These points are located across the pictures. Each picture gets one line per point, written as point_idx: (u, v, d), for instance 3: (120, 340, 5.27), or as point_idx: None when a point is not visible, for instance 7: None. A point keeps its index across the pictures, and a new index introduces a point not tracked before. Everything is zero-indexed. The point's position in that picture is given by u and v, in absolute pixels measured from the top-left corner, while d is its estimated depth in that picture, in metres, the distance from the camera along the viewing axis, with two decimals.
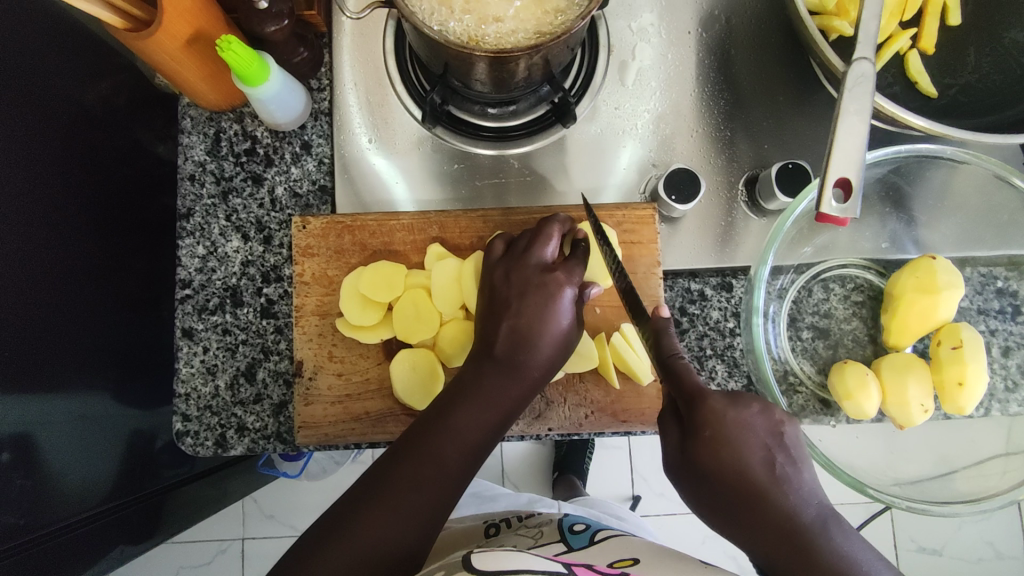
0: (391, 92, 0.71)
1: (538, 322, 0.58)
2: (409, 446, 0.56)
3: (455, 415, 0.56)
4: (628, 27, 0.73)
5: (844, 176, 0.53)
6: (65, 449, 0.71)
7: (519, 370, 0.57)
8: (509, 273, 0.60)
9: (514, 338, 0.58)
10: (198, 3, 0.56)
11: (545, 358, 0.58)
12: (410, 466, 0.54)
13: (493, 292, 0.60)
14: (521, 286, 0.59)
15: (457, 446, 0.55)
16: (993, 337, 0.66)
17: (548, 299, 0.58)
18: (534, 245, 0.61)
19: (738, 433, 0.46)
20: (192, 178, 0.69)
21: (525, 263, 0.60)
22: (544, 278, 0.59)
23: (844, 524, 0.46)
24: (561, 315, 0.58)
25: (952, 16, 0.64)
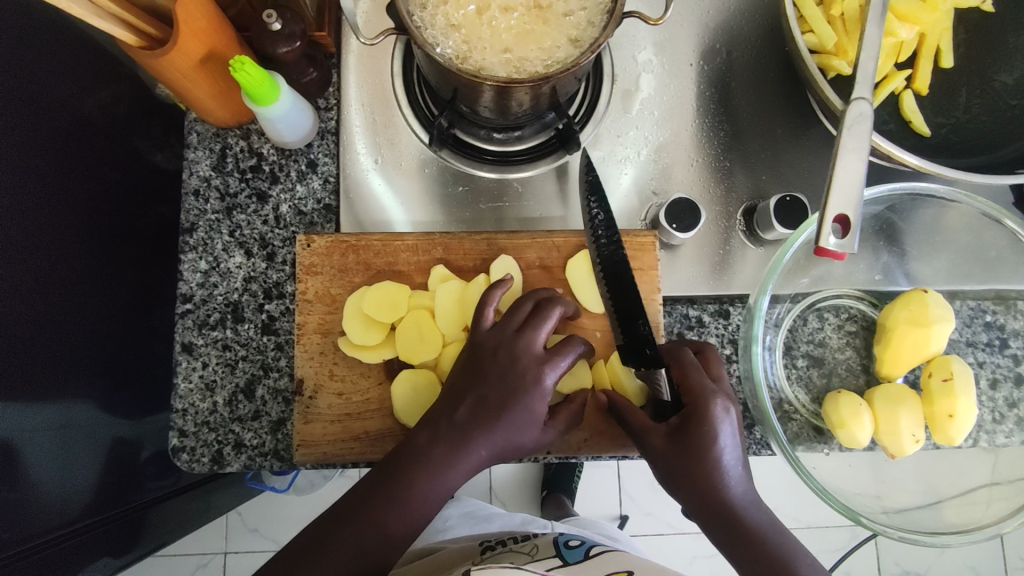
0: (398, 114, 0.72)
1: (509, 401, 0.56)
2: (377, 486, 0.55)
3: (417, 465, 0.55)
4: (631, 58, 0.74)
5: (842, 213, 0.54)
6: (47, 462, 0.70)
7: (475, 439, 0.55)
8: (498, 350, 0.59)
9: (481, 407, 0.57)
10: (213, 24, 0.57)
11: (519, 435, 0.57)
12: (374, 510, 0.54)
13: (473, 361, 0.59)
14: (505, 366, 0.58)
15: (425, 494, 0.55)
16: (981, 369, 0.68)
17: (520, 389, 0.57)
18: (529, 326, 0.59)
19: (705, 450, 0.54)
20: (197, 194, 0.69)
21: (517, 345, 0.58)
22: (529, 365, 0.58)
23: (784, 534, 0.54)
24: (532, 402, 0.57)
25: (945, 58, 0.66)
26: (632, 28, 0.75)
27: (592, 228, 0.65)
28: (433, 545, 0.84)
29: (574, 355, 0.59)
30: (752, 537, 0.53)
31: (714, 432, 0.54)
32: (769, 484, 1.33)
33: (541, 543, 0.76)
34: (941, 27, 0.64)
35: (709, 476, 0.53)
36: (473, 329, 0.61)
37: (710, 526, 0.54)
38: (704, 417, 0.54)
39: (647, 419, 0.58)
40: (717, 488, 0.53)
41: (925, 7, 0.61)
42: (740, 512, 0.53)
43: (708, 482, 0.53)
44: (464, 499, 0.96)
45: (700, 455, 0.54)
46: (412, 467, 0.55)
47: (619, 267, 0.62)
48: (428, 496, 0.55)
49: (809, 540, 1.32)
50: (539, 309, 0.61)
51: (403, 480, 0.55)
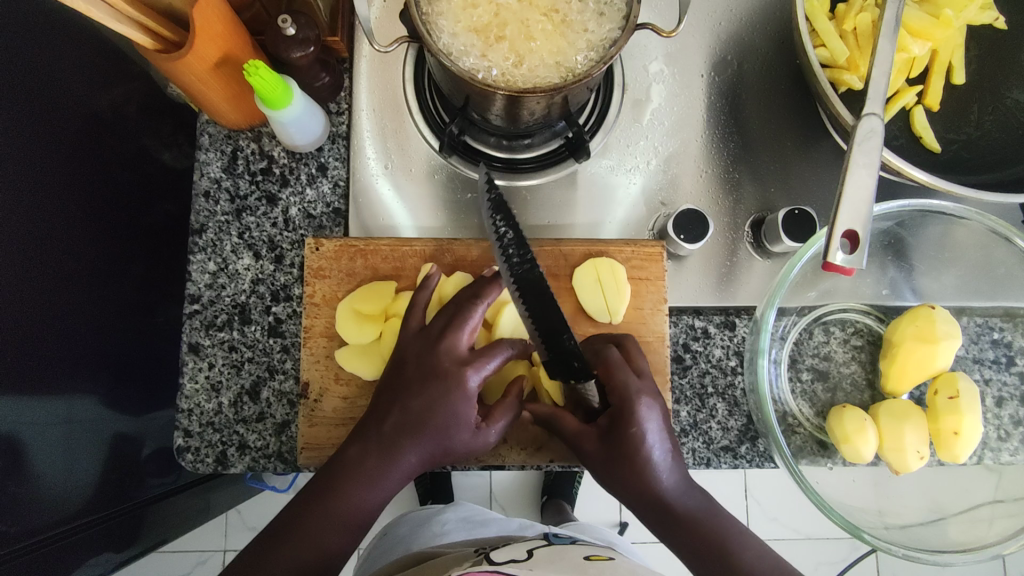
0: (409, 120, 0.72)
1: (428, 414, 0.57)
2: (323, 483, 0.57)
3: (349, 470, 0.57)
4: (641, 67, 0.74)
5: (851, 229, 0.54)
6: (50, 458, 0.70)
7: (406, 447, 0.58)
8: (419, 357, 0.59)
9: (404, 421, 0.58)
10: (229, 28, 0.57)
11: (440, 446, 0.58)
12: (321, 505, 0.56)
13: (398, 372, 0.60)
14: (424, 375, 0.58)
15: (360, 499, 0.57)
16: (987, 386, 0.68)
17: (442, 397, 0.58)
18: (450, 330, 0.59)
19: (636, 447, 0.56)
20: (207, 195, 0.69)
21: (436, 352, 0.59)
22: (449, 370, 0.58)
23: (719, 516, 0.57)
24: (453, 414, 0.58)
25: (957, 74, 0.66)
26: (644, 38, 0.75)
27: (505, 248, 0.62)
28: (431, 549, 0.83)
29: (501, 357, 0.60)
30: (688, 521, 0.56)
31: (643, 429, 0.57)
32: (770, 494, 1.33)
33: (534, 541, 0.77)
34: (954, 43, 0.64)
35: (638, 472, 0.56)
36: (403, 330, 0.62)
37: (649, 516, 0.57)
38: (628, 419, 0.57)
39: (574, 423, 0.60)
40: (648, 484, 0.56)
41: (939, 23, 0.61)
42: (671, 501, 0.56)
43: (643, 480, 0.56)
44: (462, 503, 0.96)
45: (631, 450, 0.56)
46: (350, 471, 0.57)
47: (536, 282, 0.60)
48: (368, 500, 0.57)
49: (809, 551, 1.32)
50: (462, 313, 0.60)
51: (340, 482, 0.57)
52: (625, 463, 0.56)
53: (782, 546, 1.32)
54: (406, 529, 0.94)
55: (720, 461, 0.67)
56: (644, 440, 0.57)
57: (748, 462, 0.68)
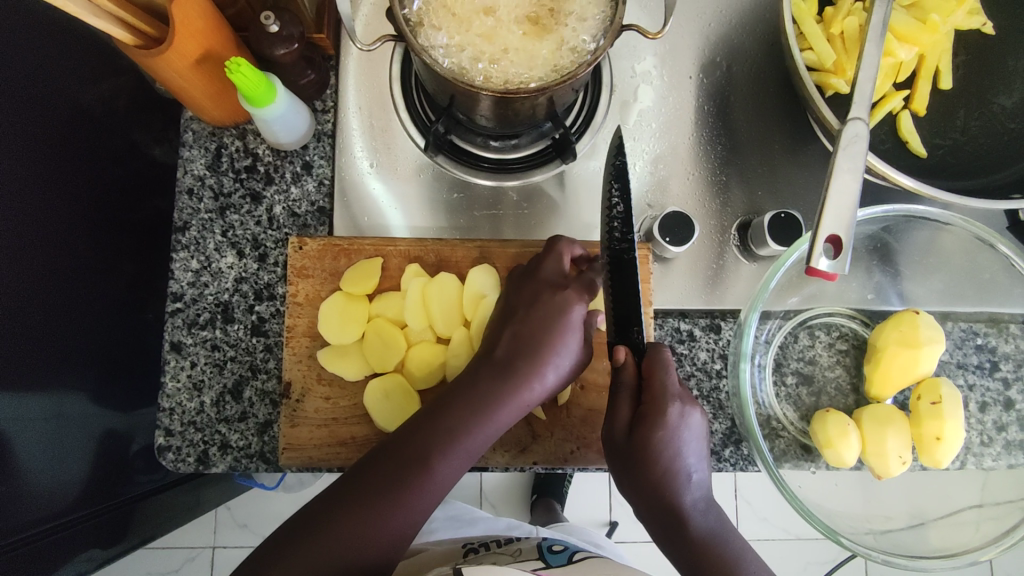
0: (395, 118, 0.72)
1: (541, 332, 0.59)
2: (395, 451, 0.56)
3: (451, 414, 0.57)
4: (629, 69, 0.74)
5: (835, 234, 0.54)
6: (36, 455, 0.70)
7: (519, 374, 0.58)
8: (523, 287, 0.62)
9: (517, 343, 0.59)
10: (210, 24, 0.57)
11: (547, 373, 0.59)
12: (398, 477, 0.54)
13: (507, 306, 0.62)
14: (531, 298, 0.61)
15: (456, 452, 0.56)
16: (971, 391, 0.68)
17: (553, 310, 0.60)
18: (544, 262, 0.62)
19: (650, 436, 0.54)
20: (190, 193, 0.69)
21: (539, 281, 0.62)
22: (554, 293, 0.60)
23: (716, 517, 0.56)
24: (566, 326, 0.59)
25: (943, 80, 0.65)
26: (633, 39, 0.74)
27: (609, 218, 0.60)
28: (419, 545, 0.84)
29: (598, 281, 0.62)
30: (684, 522, 0.54)
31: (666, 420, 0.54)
32: (760, 494, 1.33)
33: (525, 546, 0.77)
34: (942, 48, 0.64)
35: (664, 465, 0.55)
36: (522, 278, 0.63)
37: (651, 516, 0.55)
38: (660, 418, 0.54)
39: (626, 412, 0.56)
40: (667, 484, 0.54)
41: (925, 28, 0.61)
42: (685, 504, 0.55)
43: (659, 470, 0.55)
44: (451, 501, 0.96)
45: (650, 440, 0.54)
46: (438, 430, 0.56)
47: (625, 261, 0.58)
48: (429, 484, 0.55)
49: (797, 552, 1.33)
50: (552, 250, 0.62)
51: (429, 440, 0.56)
52: (643, 457, 0.54)
53: (771, 546, 1.32)
54: None
55: None
56: (670, 440, 0.54)
57: (731, 466, 0.67)
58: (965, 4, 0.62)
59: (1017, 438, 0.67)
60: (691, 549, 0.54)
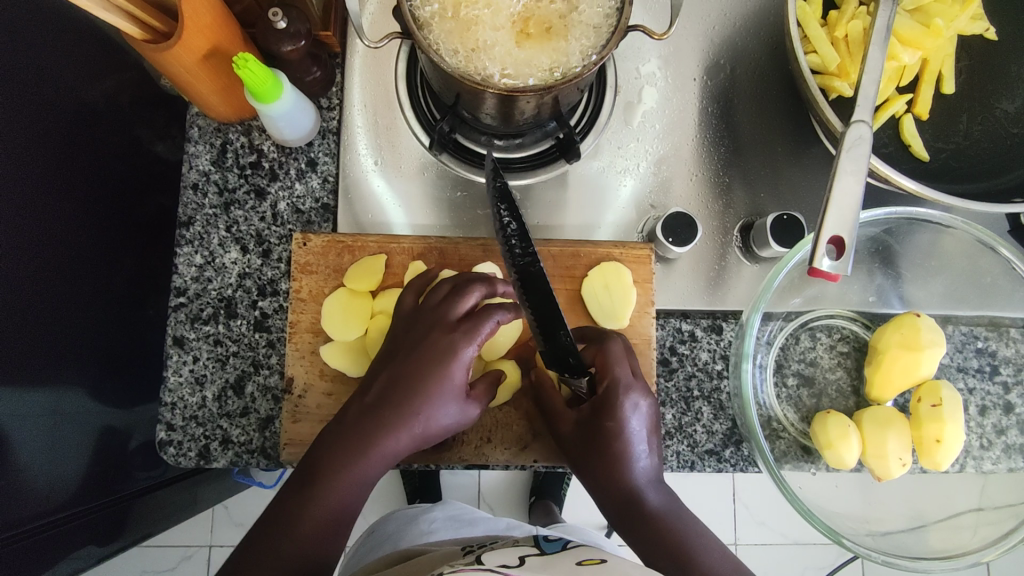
0: (400, 117, 0.72)
1: (428, 376, 0.56)
2: (314, 465, 0.56)
3: (339, 448, 0.56)
4: (634, 70, 0.74)
5: (838, 235, 0.55)
6: (35, 449, 0.70)
7: (389, 419, 0.56)
8: (413, 323, 0.60)
9: (399, 387, 0.57)
10: (218, 20, 0.57)
11: (424, 418, 0.57)
12: (318, 488, 0.55)
13: (393, 344, 0.60)
14: (418, 337, 0.59)
15: (351, 482, 0.56)
16: (971, 395, 0.68)
17: (433, 356, 0.57)
18: (450, 298, 0.60)
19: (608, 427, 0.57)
20: (195, 188, 0.69)
21: (429, 317, 0.59)
22: (439, 331, 0.58)
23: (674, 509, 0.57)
24: (445, 377, 0.56)
25: (947, 84, 0.66)
26: (637, 41, 0.75)
27: (507, 236, 0.60)
28: (420, 547, 0.83)
29: (492, 323, 0.58)
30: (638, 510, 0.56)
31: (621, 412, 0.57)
32: (758, 498, 1.34)
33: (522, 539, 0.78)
34: (944, 53, 0.64)
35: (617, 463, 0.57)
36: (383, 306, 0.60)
37: (610, 504, 0.58)
38: (614, 409, 0.57)
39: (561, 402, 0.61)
40: (623, 476, 0.57)
41: (929, 33, 0.61)
42: (642, 490, 0.57)
43: (614, 471, 0.57)
44: (451, 501, 0.97)
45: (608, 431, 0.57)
46: (343, 451, 0.56)
47: (532, 275, 0.58)
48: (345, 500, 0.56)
49: (796, 556, 1.33)
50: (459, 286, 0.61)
51: (332, 461, 0.55)
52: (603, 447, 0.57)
53: (768, 550, 1.32)
54: (393, 526, 0.94)
55: (703, 464, 0.67)
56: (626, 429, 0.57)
57: (731, 467, 0.68)
58: (969, 9, 0.62)
59: (1017, 441, 0.67)
60: (653, 536, 0.56)
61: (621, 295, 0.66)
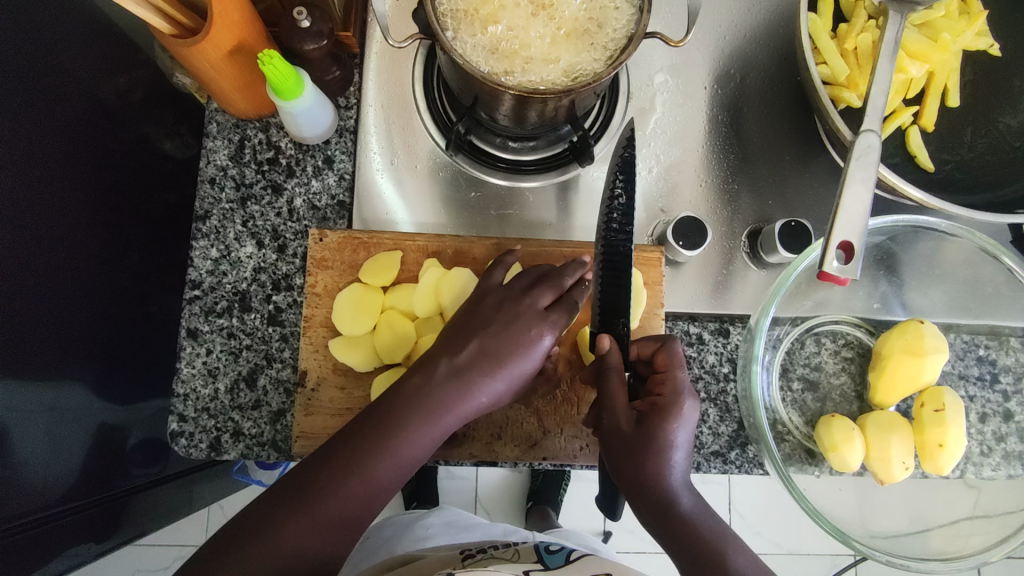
0: (417, 118, 0.73)
1: (507, 352, 0.58)
2: (370, 436, 0.55)
3: (398, 423, 0.55)
4: (646, 77, 0.76)
5: (847, 240, 0.56)
6: (41, 439, 0.70)
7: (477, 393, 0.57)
8: (501, 304, 0.60)
9: (481, 362, 0.57)
10: (245, 17, 0.58)
11: (498, 387, 0.58)
12: (367, 462, 0.54)
13: (473, 314, 0.60)
14: (507, 317, 0.59)
15: (401, 458, 0.55)
16: (972, 403, 0.69)
17: (524, 339, 0.58)
18: (534, 287, 0.61)
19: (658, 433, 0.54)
20: (212, 182, 0.70)
21: (522, 304, 0.60)
22: (527, 314, 0.59)
23: (705, 512, 0.55)
24: (531, 355, 0.59)
25: (952, 97, 0.68)
26: (649, 48, 0.76)
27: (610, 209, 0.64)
28: (416, 552, 0.83)
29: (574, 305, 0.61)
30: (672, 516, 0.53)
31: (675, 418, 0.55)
32: (754, 507, 1.34)
33: (522, 548, 0.78)
34: (950, 67, 0.66)
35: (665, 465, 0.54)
36: (482, 282, 0.64)
37: (644, 506, 0.54)
38: (673, 412, 0.55)
39: (624, 402, 0.56)
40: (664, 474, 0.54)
41: (936, 46, 0.63)
42: (679, 498, 0.54)
43: (659, 466, 0.53)
44: (446, 508, 0.98)
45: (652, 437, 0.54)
46: (407, 424, 0.55)
47: (619, 254, 0.61)
48: (388, 477, 0.55)
49: (789, 565, 1.33)
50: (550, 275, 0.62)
51: (390, 431, 0.55)
52: (643, 452, 0.54)
53: (764, 560, 1.33)
54: (389, 532, 0.94)
55: (709, 465, 0.68)
56: (678, 435, 0.55)
57: (737, 469, 0.68)
58: (975, 25, 0.64)
59: (1016, 449, 0.69)
60: (685, 540, 0.53)
61: (631, 295, 0.67)
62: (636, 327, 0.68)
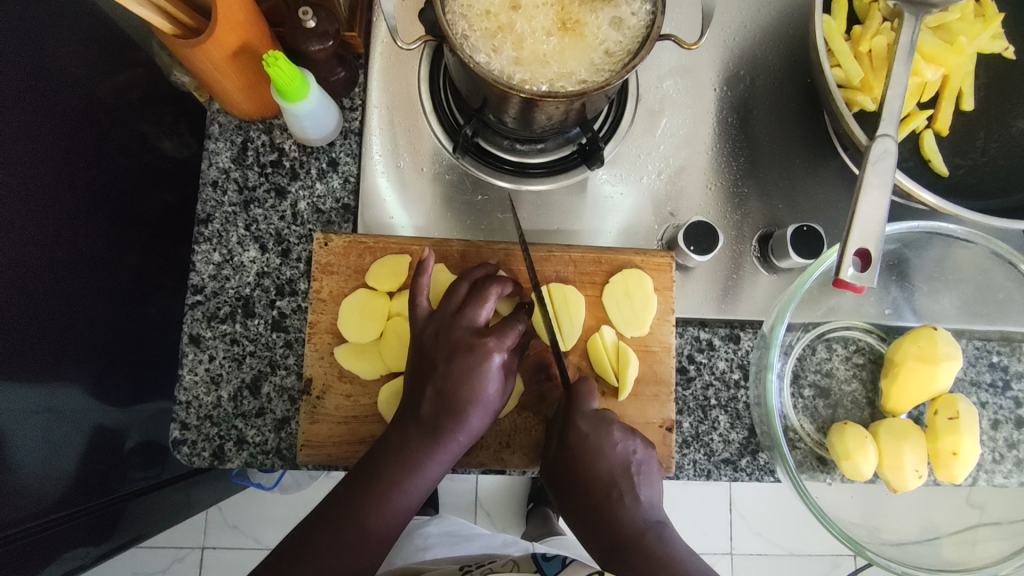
0: (423, 120, 0.72)
1: (461, 385, 0.57)
2: (350, 482, 0.58)
3: (381, 463, 0.58)
4: (656, 78, 0.75)
5: (864, 247, 0.55)
6: (37, 446, 0.69)
7: (445, 431, 0.57)
8: (439, 334, 0.59)
9: (442, 400, 0.58)
10: (250, 17, 0.57)
11: (472, 421, 0.58)
12: (346, 505, 0.57)
13: (422, 353, 0.59)
14: (450, 349, 0.58)
15: (391, 496, 0.57)
16: (984, 409, 0.69)
17: (474, 366, 0.57)
18: (467, 307, 0.60)
19: (592, 456, 0.59)
20: (215, 185, 0.68)
21: (457, 325, 0.59)
22: (473, 343, 0.58)
23: (666, 536, 0.57)
24: (488, 383, 0.58)
25: (966, 101, 0.66)
26: (657, 49, 0.75)
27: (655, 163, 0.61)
28: (416, 568, 0.82)
29: (517, 330, 0.60)
30: (633, 542, 0.56)
31: (606, 438, 0.59)
32: (756, 509, 1.34)
33: (523, 559, 0.77)
34: (965, 70, 0.65)
35: (596, 477, 0.59)
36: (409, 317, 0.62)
37: (594, 526, 0.58)
38: (580, 425, 0.60)
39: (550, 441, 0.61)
40: (598, 488, 0.58)
41: (952, 50, 0.62)
42: (621, 509, 0.58)
43: (588, 481, 0.59)
44: (446, 517, 0.96)
45: (589, 459, 0.59)
46: (388, 464, 0.57)
47: None
48: (382, 524, 0.57)
49: (790, 567, 1.33)
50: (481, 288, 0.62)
51: (370, 469, 0.58)
52: (586, 478, 0.59)
53: (766, 562, 1.33)
54: None
55: (719, 473, 0.68)
56: (601, 445, 0.59)
57: (747, 476, 0.68)
58: (990, 27, 0.64)
59: None
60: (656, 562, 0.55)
61: (639, 302, 0.66)
62: (649, 334, 0.67)
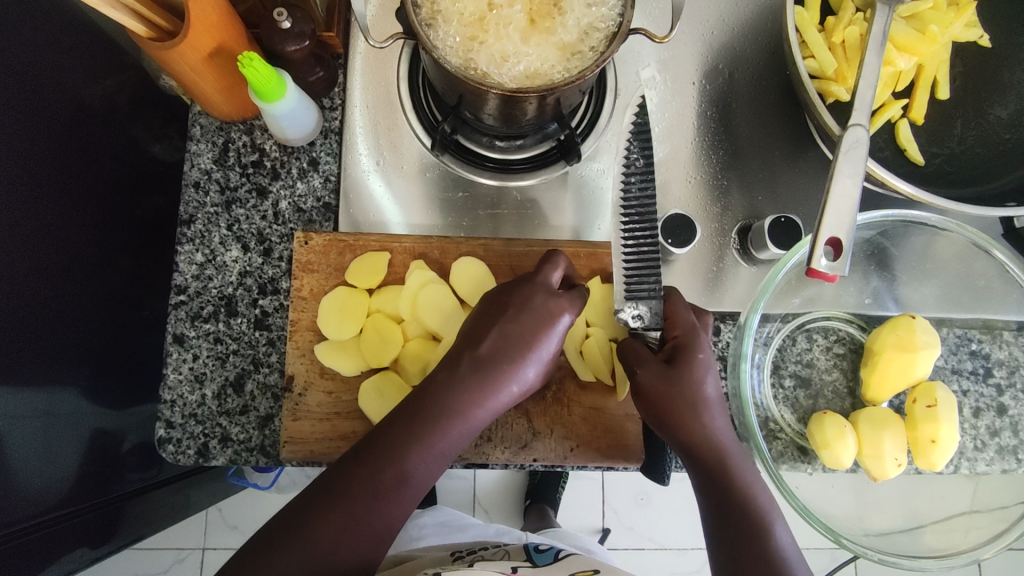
0: (402, 117, 0.73)
1: (530, 335, 0.58)
2: (402, 420, 0.56)
3: (425, 411, 0.56)
4: (635, 75, 0.75)
5: (834, 236, 0.55)
6: (33, 448, 0.69)
7: (504, 376, 0.58)
8: (517, 284, 0.61)
9: (505, 344, 0.58)
10: (224, 18, 0.57)
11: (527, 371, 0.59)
12: (398, 446, 0.55)
13: (494, 301, 0.61)
14: (524, 298, 0.60)
15: (427, 447, 0.56)
16: (965, 397, 0.69)
17: (546, 319, 0.59)
18: (545, 266, 0.62)
19: (687, 381, 0.58)
20: (197, 186, 0.69)
21: (532, 283, 0.61)
22: (547, 301, 0.60)
23: (744, 458, 0.58)
24: (553, 337, 0.59)
25: (941, 89, 0.67)
26: (637, 44, 0.76)
27: (626, 175, 0.64)
28: (408, 552, 0.83)
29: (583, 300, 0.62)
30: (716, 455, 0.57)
31: (695, 365, 0.58)
32: None
33: (512, 548, 0.78)
34: (939, 59, 0.65)
35: (689, 400, 0.57)
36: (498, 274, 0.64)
37: (677, 439, 0.58)
38: (687, 349, 0.59)
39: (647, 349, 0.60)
40: (694, 416, 0.57)
41: (924, 38, 0.62)
42: (712, 425, 0.58)
43: (682, 403, 0.57)
44: (441, 508, 0.97)
45: (682, 382, 0.58)
46: (434, 401, 0.57)
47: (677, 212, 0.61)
48: (419, 471, 0.56)
49: None
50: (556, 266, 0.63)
51: (418, 412, 0.56)
52: (674, 399, 0.57)
53: None
54: None
55: None
56: (700, 374, 0.58)
57: None
58: (963, 16, 0.64)
59: (1010, 443, 0.68)
60: (744, 501, 0.55)
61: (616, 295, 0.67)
62: None
